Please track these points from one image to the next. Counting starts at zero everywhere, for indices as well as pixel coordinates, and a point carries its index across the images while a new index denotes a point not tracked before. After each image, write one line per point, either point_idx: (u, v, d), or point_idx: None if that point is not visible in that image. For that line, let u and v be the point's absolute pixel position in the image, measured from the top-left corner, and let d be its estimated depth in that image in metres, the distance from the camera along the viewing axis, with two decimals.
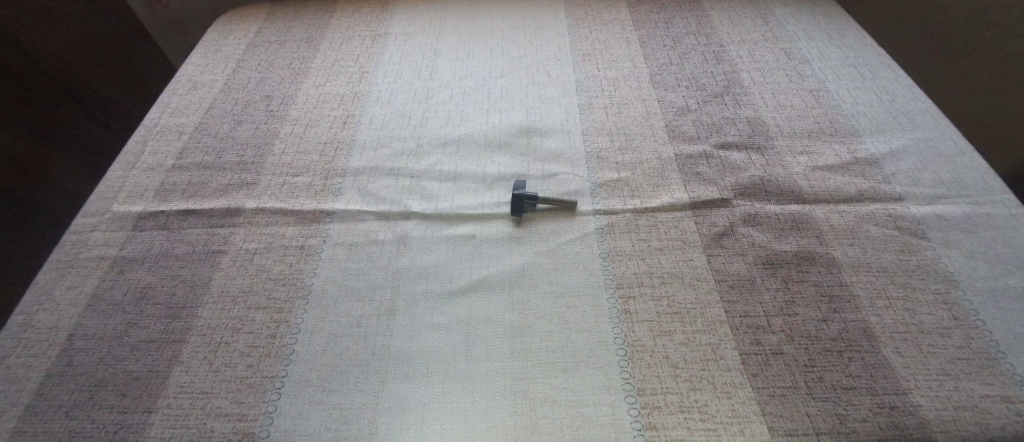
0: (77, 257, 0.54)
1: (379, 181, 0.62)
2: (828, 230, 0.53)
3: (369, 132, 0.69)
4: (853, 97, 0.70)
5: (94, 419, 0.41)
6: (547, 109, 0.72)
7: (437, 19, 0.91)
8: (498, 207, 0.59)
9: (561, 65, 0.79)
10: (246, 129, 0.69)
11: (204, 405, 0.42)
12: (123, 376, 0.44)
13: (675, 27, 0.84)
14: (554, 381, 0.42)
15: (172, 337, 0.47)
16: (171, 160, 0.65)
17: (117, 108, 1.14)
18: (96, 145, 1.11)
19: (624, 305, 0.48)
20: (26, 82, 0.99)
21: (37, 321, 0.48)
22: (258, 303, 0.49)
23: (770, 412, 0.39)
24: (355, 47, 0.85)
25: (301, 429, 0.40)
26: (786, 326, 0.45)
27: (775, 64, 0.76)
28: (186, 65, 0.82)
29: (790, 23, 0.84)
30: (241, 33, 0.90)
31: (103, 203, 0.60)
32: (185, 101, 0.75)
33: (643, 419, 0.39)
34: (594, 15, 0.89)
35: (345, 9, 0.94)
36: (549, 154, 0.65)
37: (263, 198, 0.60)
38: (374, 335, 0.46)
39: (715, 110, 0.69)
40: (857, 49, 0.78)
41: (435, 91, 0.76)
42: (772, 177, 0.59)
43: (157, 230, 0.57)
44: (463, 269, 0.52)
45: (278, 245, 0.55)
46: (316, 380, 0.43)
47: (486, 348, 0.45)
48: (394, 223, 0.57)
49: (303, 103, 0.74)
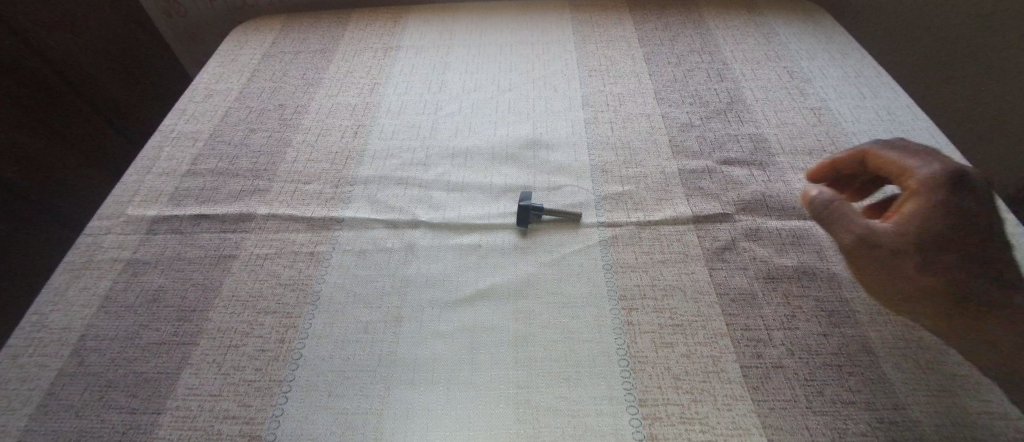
0: (93, 258, 0.55)
1: (389, 190, 0.63)
2: (829, 247, 0.54)
3: (379, 142, 0.71)
4: (853, 116, 0.71)
5: (103, 419, 0.42)
6: (553, 122, 0.73)
7: (448, 32, 0.93)
8: (504, 217, 0.60)
9: (568, 80, 0.81)
10: (259, 137, 0.71)
11: (212, 407, 0.42)
12: (133, 377, 0.44)
13: (679, 45, 0.86)
14: (557, 389, 0.43)
15: (181, 340, 0.47)
16: (186, 165, 0.67)
17: (131, 114, 1.15)
18: (105, 149, 1.10)
19: (627, 316, 0.48)
20: (54, 90, 0.98)
21: (51, 321, 0.49)
22: (267, 308, 0.50)
23: (770, 425, 0.39)
24: (367, 59, 0.87)
25: (307, 433, 0.40)
26: (787, 339, 0.45)
27: (778, 82, 0.77)
28: (203, 74, 0.85)
29: (793, 43, 0.86)
30: (256, 44, 0.92)
31: (119, 206, 0.61)
32: (201, 109, 0.77)
33: (645, 429, 0.39)
34: (601, 31, 0.91)
35: (357, 22, 0.96)
36: (554, 166, 0.66)
37: (275, 204, 0.61)
38: (380, 341, 0.47)
39: (718, 126, 0.70)
40: (859, 70, 0.79)
41: (444, 103, 0.78)
42: (774, 193, 0.60)
43: (170, 234, 0.58)
44: (468, 278, 0.53)
45: (288, 251, 0.56)
46: (323, 384, 0.44)
47: (490, 356, 0.45)
48: (402, 231, 0.58)
49: (315, 113, 0.75)
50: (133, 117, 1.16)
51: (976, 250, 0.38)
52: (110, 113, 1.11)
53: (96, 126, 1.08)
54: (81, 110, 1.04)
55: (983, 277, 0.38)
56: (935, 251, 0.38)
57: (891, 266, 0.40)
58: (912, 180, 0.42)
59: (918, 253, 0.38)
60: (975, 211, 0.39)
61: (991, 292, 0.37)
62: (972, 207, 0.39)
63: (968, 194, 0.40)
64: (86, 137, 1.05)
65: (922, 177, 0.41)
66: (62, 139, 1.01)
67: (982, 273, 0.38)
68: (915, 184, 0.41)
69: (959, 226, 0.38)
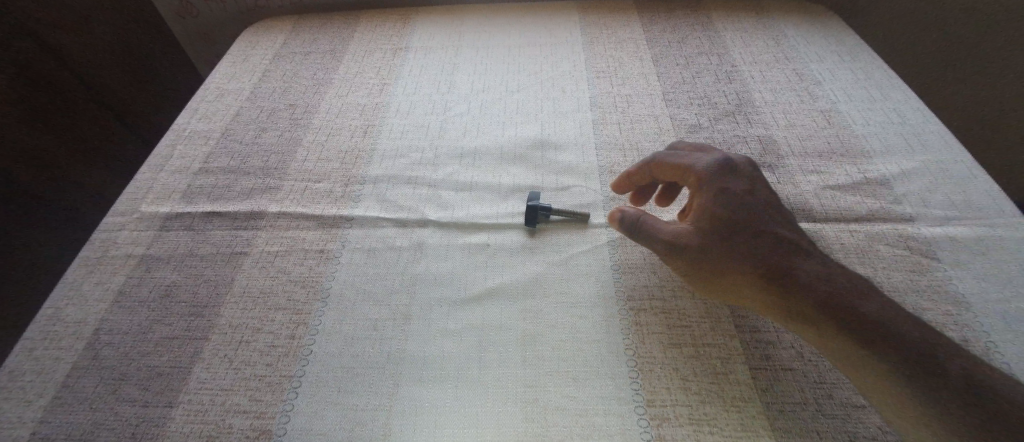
0: (107, 253, 0.56)
1: (398, 189, 0.64)
2: (838, 249, 0.53)
3: (389, 142, 0.71)
4: (863, 118, 0.70)
5: (116, 412, 0.42)
6: (561, 123, 0.74)
7: (457, 33, 0.94)
8: (512, 217, 0.60)
9: (576, 81, 0.81)
10: (270, 136, 0.72)
11: (223, 401, 0.43)
12: (146, 371, 0.45)
13: (688, 47, 0.86)
14: (564, 389, 0.43)
15: (193, 335, 0.48)
16: (198, 163, 0.68)
17: (143, 112, 1.15)
18: (111, 146, 1.09)
19: (635, 317, 0.48)
20: (64, 89, 0.98)
21: (65, 315, 0.50)
22: (277, 304, 0.51)
23: (779, 427, 0.39)
24: (377, 59, 0.88)
25: (317, 428, 0.41)
26: (797, 342, 0.45)
27: (787, 84, 0.77)
28: (215, 73, 0.86)
29: (802, 45, 0.85)
30: (267, 44, 0.93)
31: (132, 203, 0.62)
32: (213, 108, 0.78)
33: (652, 430, 0.39)
34: (609, 32, 0.91)
35: (367, 23, 0.97)
36: (562, 167, 0.66)
37: (286, 202, 0.62)
38: (389, 339, 0.47)
39: (727, 128, 0.70)
40: (869, 72, 0.78)
41: (453, 104, 0.78)
42: (783, 195, 0.60)
43: (183, 231, 0.59)
44: (477, 277, 0.53)
45: (298, 249, 0.56)
46: (332, 381, 0.44)
47: (498, 355, 0.45)
48: (411, 230, 0.58)
49: (325, 112, 0.76)
50: (144, 116, 1.16)
51: (748, 225, 0.44)
52: (119, 109, 1.10)
53: (104, 121, 1.07)
54: (88, 106, 1.03)
55: (763, 249, 0.43)
56: (711, 234, 0.44)
57: (699, 257, 0.44)
58: (690, 176, 0.50)
59: (702, 241, 0.44)
60: (745, 193, 0.47)
61: (770, 260, 0.42)
62: (739, 190, 0.47)
63: (732, 182, 0.48)
64: (92, 133, 1.04)
65: (696, 172, 0.49)
66: (67, 136, 1.00)
67: (759, 245, 0.43)
68: (694, 178, 0.49)
69: (725, 207, 0.45)
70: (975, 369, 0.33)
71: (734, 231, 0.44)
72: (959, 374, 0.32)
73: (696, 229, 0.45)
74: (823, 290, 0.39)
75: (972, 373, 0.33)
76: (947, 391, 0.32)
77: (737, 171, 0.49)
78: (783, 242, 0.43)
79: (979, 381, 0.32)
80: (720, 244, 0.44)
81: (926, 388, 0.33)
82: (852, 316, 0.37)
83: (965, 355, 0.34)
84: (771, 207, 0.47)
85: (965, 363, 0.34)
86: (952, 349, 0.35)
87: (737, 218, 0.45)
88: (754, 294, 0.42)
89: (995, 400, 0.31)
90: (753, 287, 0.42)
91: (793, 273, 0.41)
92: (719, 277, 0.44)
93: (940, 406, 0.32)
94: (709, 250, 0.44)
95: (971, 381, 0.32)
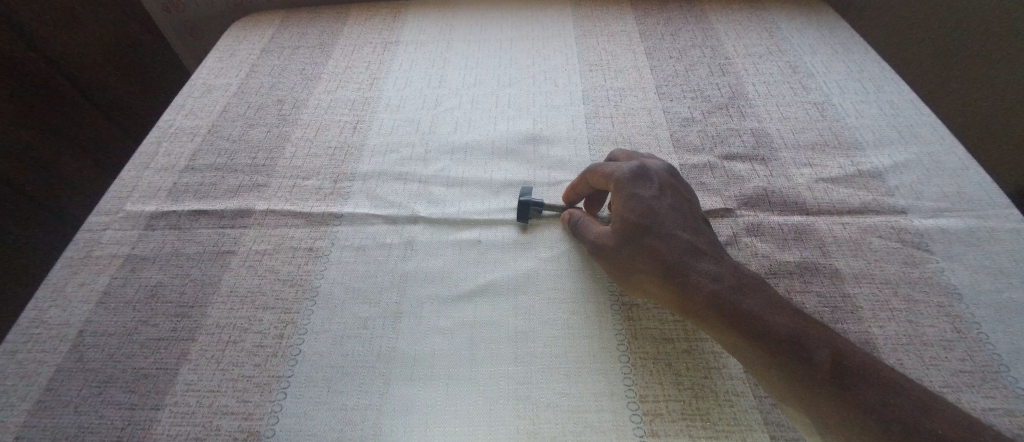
0: (91, 253, 0.55)
1: (388, 186, 0.63)
2: (831, 242, 0.53)
3: (379, 137, 0.70)
4: (856, 111, 0.70)
5: (101, 415, 0.42)
6: (553, 117, 0.73)
7: (448, 27, 0.93)
8: (504, 213, 0.59)
9: (568, 74, 0.80)
10: (258, 133, 0.71)
11: (211, 403, 0.42)
12: (131, 373, 0.44)
13: (681, 39, 0.85)
14: (558, 386, 0.42)
15: (179, 336, 0.47)
16: (185, 161, 0.67)
17: (129, 109, 1.13)
18: (94, 139, 1.06)
19: (628, 311, 0.48)
20: (56, 89, 0.97)
21: (49, 317, 0.49)
22: (265, 304, 0.50)
23: (772, 421, 0.39)
24: (367, 54, 0.86)
25: (308, 429, 0.40)
26: None
27: (780, 77, 0.77)
28: (201, 69, 0.84)
29: (796, 37, 0.85)
30: (255, 39, 0.91)
31: (118, 201, 0.61)
32: (199, 104, 0.76)
33: (645, 426, 0.39)
34: (602, 25, 0.90)
35: (357, 17, 0.95)
36: (554, 161, 0.66)
37: (274, 200, 0.61)
38: (380, 337, 0.46)
39: (721, 121, 0.70)
40: (862, 65, 0.78)
41: (444, 98, 0.77)
42: (776, 188, 0.60)
43: (169, 229, 0.58)
44: (469, 273, 0.52)
45: (287, 247, 0.55)
46: (323, 380, 0.44)
47: (489, 352, 0.45)
48: (401, 226, 0.58)
49: (314, 108, 0.75)
50: (131, 112, 1.13)
51: (654, 229, 0.45)
52: (103, 101, 1.07)
53: (88, 115, 1.04)
54: (74, 99, 1.01)
55: (667, 253, 0.43)
56: (623, 242, 0.46)
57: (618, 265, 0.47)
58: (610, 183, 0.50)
59: (617, 248, 0.47)
60: (655, 196, 0.47)
61: (672, 265, 0.43)
62: (648, 191, 0.47)
63: (648, 183, 0.48)
64: (76, 127, 1.02)
65: (614, 179, 0.49)
66: (54, 130, 0.98)
67: (664, 250, 0.44)
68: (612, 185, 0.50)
69: (636, 212, 0.46)
70: (850, 358, 0.35)
71: (642, 237, 0.45)
72: (831, 367, 0.35)
73: (614, 238, 0.47)
74: (718, 292, 0.40)
75: (843, 362, 0.35)
76: (822, 382, 0.35)
77: (651, 174, 0.49)
78: (685, 242, 0.44)
79: (850, 371, 0.34)
80: (632, 251, 0.45)
81: (809, 381, 0.35)
82: (743, 317, 0.38)
83: (839, 344, 0.36)
84: (682, 206, 0.47)
85: (839, 353, 0.35)
86: (830, 340, 0.36)
87: (644, 223, 0.45)
88: (663, 296, 0.44)
89: (865, 388, 0.33)
90: (660, 289, 0.44)
91: (691, 277, 0.42)
92: (634, 280, 0.46)
93: (819, 394, 0.35)
94: (623, 256, 0.46)
95: (843, 372, 0.34)
